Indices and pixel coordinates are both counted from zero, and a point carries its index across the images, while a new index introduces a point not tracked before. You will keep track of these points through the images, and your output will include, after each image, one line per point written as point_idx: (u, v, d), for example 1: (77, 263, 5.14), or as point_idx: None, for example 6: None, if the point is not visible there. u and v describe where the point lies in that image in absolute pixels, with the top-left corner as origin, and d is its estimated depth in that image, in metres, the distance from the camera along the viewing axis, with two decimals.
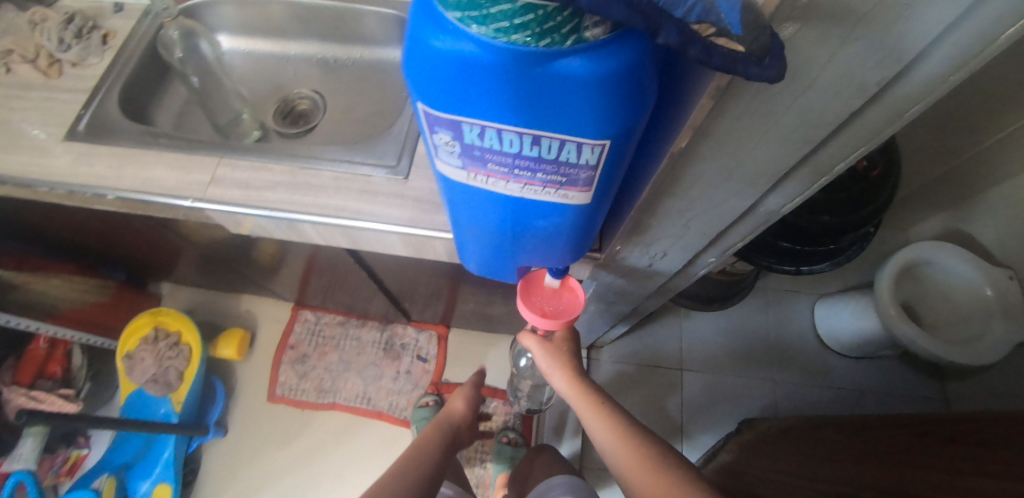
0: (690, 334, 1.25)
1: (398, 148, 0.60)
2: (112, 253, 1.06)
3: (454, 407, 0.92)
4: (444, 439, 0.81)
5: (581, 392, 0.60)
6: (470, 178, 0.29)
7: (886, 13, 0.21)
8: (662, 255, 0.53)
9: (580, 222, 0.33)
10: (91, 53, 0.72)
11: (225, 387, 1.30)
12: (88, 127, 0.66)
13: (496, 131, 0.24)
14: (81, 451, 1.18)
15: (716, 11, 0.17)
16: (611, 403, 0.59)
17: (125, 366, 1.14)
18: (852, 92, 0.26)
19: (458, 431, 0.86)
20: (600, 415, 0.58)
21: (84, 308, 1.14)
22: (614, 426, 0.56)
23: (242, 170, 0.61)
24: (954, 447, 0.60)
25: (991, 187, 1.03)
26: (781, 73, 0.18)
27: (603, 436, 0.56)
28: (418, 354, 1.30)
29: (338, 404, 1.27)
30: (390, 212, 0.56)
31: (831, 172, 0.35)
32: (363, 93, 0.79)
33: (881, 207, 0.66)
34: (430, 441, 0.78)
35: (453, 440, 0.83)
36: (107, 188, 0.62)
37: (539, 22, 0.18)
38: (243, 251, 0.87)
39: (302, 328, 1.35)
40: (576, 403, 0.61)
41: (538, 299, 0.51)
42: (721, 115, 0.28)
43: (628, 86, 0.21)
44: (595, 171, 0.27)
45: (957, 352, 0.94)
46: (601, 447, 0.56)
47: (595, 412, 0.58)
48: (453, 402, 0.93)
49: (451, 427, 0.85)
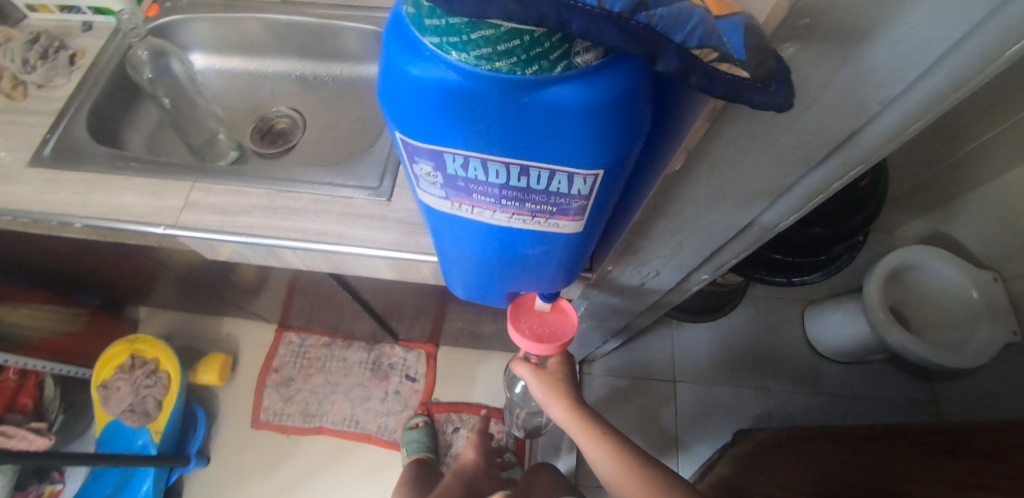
0: (682, 344, 1.24)
1: (381, 169, 0.58)
2: (84, 280, 1.01)
3: (466, 457, 1.03)
4: (462, 492, 0.93)
5: (580, 422, 0.58)
6: (454, 207, 0.28)
7: (889, 34, 0.20)
8: (654, 274, 0.52)
9: (572, 249, 0.31)
10: (58, 74, 0.69)
11: (206, 414, 1.25)
12: (54, 152, 0.63)
13: (481, 162, 0.22)
14: (55, 485, 1.11)
15: (718, 34, 0.15)
16: (611, 431, 0.57)
17: (99, 397, 1.09)
18: (851, 112, 0.25)
19: (474, 480, 0.97)
20: (601, 445, 0.55)
21: (57, 338, 1.09)
22: (617, 458, 0.54)
23: (217, 194, 0.59)
24: (953, 458, 0.59)
25: (972, 191, 1.04)
26: (788, 100, 0.16)
27: (607, 469, 0.54)
28: (407, 373, 1.27)
29: (325, 428, 1.23)
30: (373, 235, 0.54)
31: (828, 190, 0.33)
32: (343, 110, 0.77)
33: (870, 217, 0.65)
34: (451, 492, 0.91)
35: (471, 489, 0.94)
36: (73, 216, 0.58)
37: (525, 49, 0.17)
38: (221, 273, 0.84)
39: (287, 350, 1.31)
40: (576, 434, 0.58)
41: (530, 322, 0.49)
42: (717, 137, 0.27)
43: (622, 113, 0.19)
44: (588, 200, 0.25)
45: (948, 356, 0.94)
46: (606, 480, 0.54)
47: (595, 442, 0.56)
48: (466, 453, 1.04)
49: (467, 476, 0.97)
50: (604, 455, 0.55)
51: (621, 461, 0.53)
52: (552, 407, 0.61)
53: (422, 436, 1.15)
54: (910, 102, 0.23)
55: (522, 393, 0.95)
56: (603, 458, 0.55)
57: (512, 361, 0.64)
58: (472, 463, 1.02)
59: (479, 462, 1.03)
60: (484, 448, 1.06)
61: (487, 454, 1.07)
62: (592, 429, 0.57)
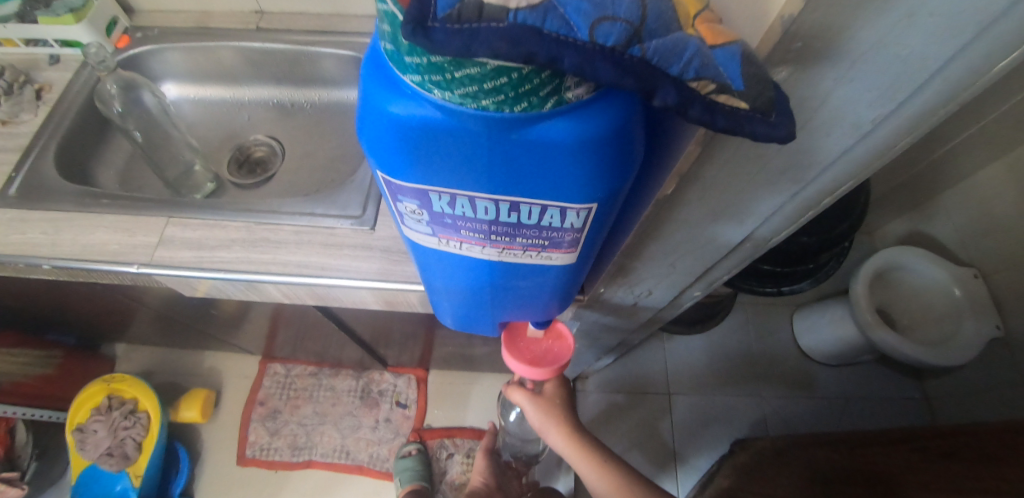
0: (675, 354, 1.23)
1: (363, 197, 0.56)
2: (56, 320, 0.96)
3: (474, 481, 1.02)
4: None
5: (579, 449, 0.56)
6: (441, 243, 0.27)
7: (883, 55, 0.19)
8: (647, 293, 0.51)
9: (565, 280, 0.30)
10: (24, 109, 0.67)
11: (189, 453, 1.19)
12: (20, 191, 0.60)
13: (468, 199, 0.21)
14: None
15: (715, 66, 0.15)
16: (614, 458, 0.55)
17: (75, 441, 1.03)
18: (845, 130, 0.24)
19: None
20: (605, 475, 0.53)
21: (26, 382, 1.02)
22: (622, 488, 0.52)
23: (193, 228, 0.56)
24: (952, 462, 0.58)
25: (948, 190, 1.07)
26: (790, 131, 0.16)
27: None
28: (397, 400, 1.23)
29: (315, 461, 1.18)
30: (358, 265, 0.52)
31: (819, 205, 0.32)
32: (323, 137, 0.75)
33: (856, 224, 0.66)
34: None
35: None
36: (40, 257, 0.55)
37: (513, 86, 0.16)
38: (201, 306, 0.81)
39: (272, 381, 1.26)
40: (576, 462, 0.56)
41: (526, 348, 0.47)
42: (709, 160, 0.26)
43: (616, 146, 0.19)
44: (581, 233, 0.24)
45: (937, 354, 0.95)
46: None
47: (599, 471, 0.54)
48: (474, 476, 1.03)
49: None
50: (609, 485, 0.53)
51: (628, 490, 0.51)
52: (550, 435, 0.59)
53: (416, 465, 1.12)
54: (899, 120, 0.23)
55: (518, 422, 0.92)
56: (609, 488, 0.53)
57: (507, 388, 0.62)
58: (482, 485, 1.00)
59: (490, 483, 1.01)
60: (494, 467, 1.04)
61: (498, 472, 1.05)
62: (593, 457, 0.55)
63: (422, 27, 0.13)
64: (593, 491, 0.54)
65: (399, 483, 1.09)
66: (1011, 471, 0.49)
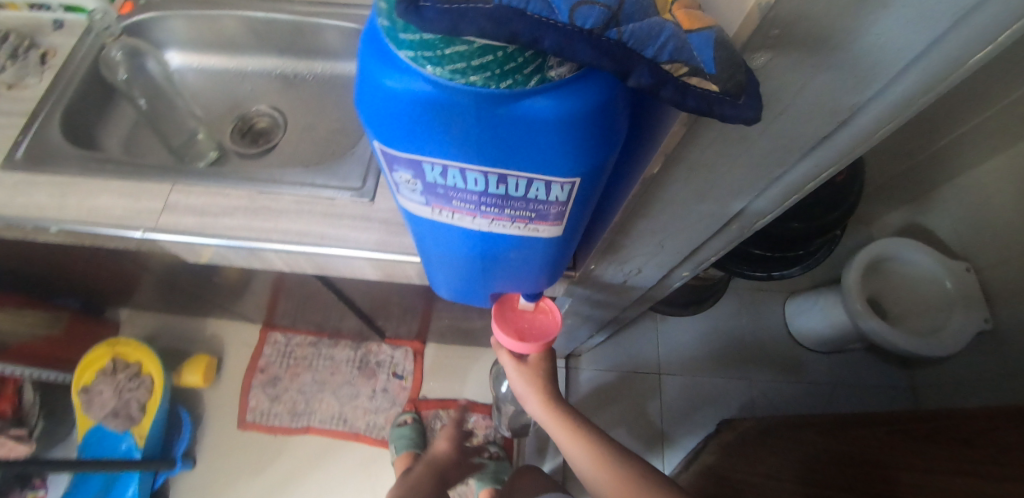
0: (667, 337, 1.26)
1: (363, 169, 0.57)
2: (62, 284, 0.98)
3: (438, 447, 1.01)
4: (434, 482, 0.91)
5: (556, 416, 0.58)
6: (434, 213, 0.28)
7: (859, 43, 0.20)
8: (637, 271, 0.53)
9: (554, 252, 0.32)
10: (30, 74, 0.67)
11: (192, 416, 1.23)
12: (27, 155, 0.61)
13: (459, 170, 0.23)
14: (35, 493, 1.09)
15: (688, 49, 0.16)
16: (589, 426, 0.57)
17: (81, 402, 1.06)
18: (825, 115, 0.25)
19: (446, 472, 0.96)
20: (578, 441, 0.56)
21: (34, 342, 1.06)
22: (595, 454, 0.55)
23: (196, 195, 0.58)
24: (927, 445, 0.61)
25: (947, 183, 1.07)
26: (758, 114, 0.17)
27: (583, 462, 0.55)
28: (394, 371, 1.27)
29: (313, 428, 1.22)
30: (357, 236, 0.54)
31: (803, 190, 0.35)
32: (324, 109, 0.76)
33: (847, 212, 0.68)
34: (423, 480, 0.90)
35: (442, 482, 0.93)
36: (48, 220, 0.57)
37: (499, 63, 0.17)
38: (204, 274, 0.83)
39: (272, 350, 1.30)
40: (551, 427, 0.59)
41: (513, 320, 0.49)
42: (693, 142, 0.27)
43: (598, 123, 0.20)
44: (566, 206, 0.25)
45: (924, 344, 0.97)
46: (582, 474, 0.56)
47: (572, 438, 0.56)
48: (439, 442, 1.02)
49: (437, 467, 0.95)
50: (582, 451, 0.55)
51: (599, 457, 0.54)
52: (529, 399, 0.61)
53: (412, 432, 1.15)
54: (881, 105, 0.25)
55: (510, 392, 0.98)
56: (579, 453, 0.56)
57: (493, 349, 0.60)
58: (444, 454, 0.99)
59: (451, 455, 1.01)
60: (458, 442, 1.04)
61: (460, 449, 1.05)
62: (569, 424, 0.57)
63: (415, 7, 0.15)
64: (564, 452, 0.58)
65: (394, 450, 1.13)
66: (986, 458, 0.52)
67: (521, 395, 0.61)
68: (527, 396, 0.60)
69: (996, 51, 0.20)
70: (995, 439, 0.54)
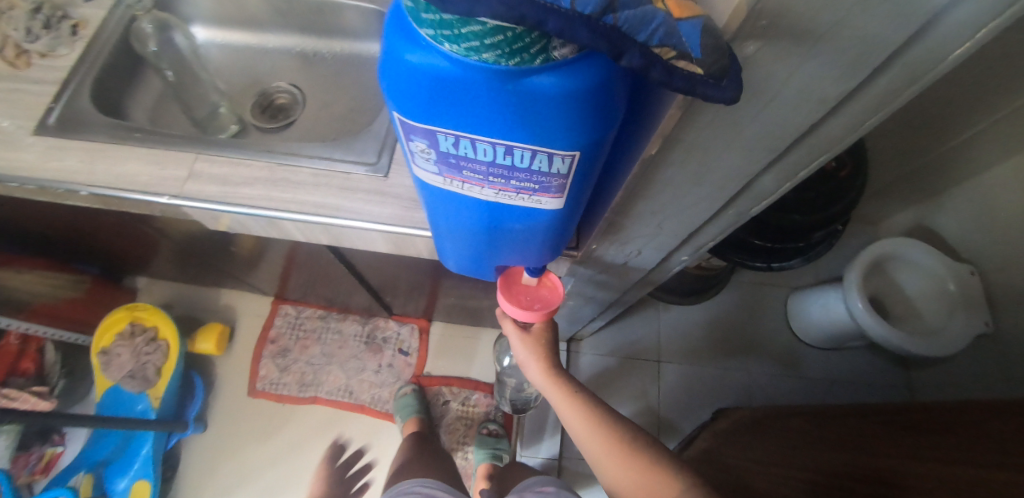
0: (667, 327, 1.28)
1: (379, 145, 0.60)
2: (84, 248, 1.02)
3: None
4: None
5: (555, 383, 0.61)
6: (446, 183, 0.30)
7: (841, 35, 0.22)
8: (637, 253, 0.55)
9: (556, 225, 0.34)
10: (62, 44, 0.69)
11: (205, 382, 1.28)
12: (59, 121, 0.64)
13: (471, 141, 0.25)
14: (56, 448, 1.14)
15: (677, 35, 0.18)
16: (586, 393, 0.60)
17: (100, 363, 1.12)
18: (814, 104, 0.27)
19: None
20: (574, 406, 0.59)
21: (57, 304, 1.10)
22: (591, 418, 0.58)
23: (219, 165, 0.61)
24: (914, 436, 0.63)
25: (956, 186, 1.07)
26: (737, 94, 0.19)
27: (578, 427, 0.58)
28: (400, 347, 1.31)
29: (320, 398, 1.27)
30: (372, 209, 0.56)
31: (796, 176, 0.37)
32: (342, 87, 0.78)
33: (849, 206, 0.69)
34: None
35: None
36: (79, 184, 0.60)
37: (508, 43, 0.19)
38: (222, 244, 0.87)
39: (283, 321, 1.34)
40: (550, 393, 0.62)
41: (518, 293, 0.52)
42: (689, 125, 0.29)
43: (597, 101, 0.22)
44: (567, 179, 0.28)
45: (926, 345, 0.97)
46: (575, 436, 0.59)
47: (569, 403, 0.59)
48: None
49: None
50: (577, 416, 0.58)
51: (594, 421, 0.57)
52: (530, 367, 0.64)
53: (415, 401, 1.21)
54: (869, 96, 0.27)
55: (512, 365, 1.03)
56: (575, 416, 0.59)
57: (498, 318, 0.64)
58: None
59: None
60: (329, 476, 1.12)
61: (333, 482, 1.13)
62: (567, 391, 0.60)
63: None
64: (561, 417, 0.61)
65: (400, 419, 1.18)
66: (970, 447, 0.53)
67: (523, 362, 0.64)
68: (529, 363, 0.63)
69: (972, 48, 0.23)
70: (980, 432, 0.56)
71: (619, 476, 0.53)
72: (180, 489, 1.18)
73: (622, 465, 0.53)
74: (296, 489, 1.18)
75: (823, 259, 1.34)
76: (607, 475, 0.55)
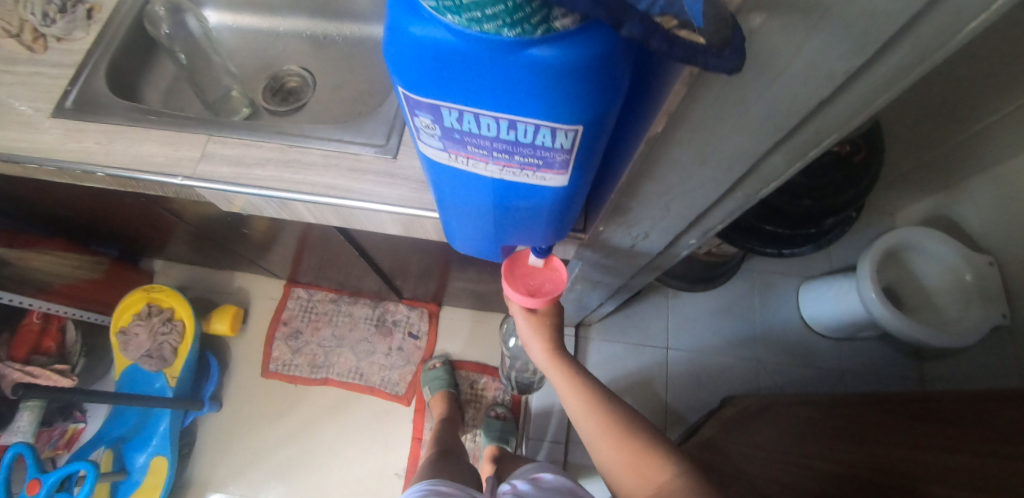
0: (675, 314, 1.28)
1: (388, 127, 0.60)
2: (102, 229, 1.04)
3: None
4: None
5: (557, 364, 0.61)
6: (451, 159, 0.31)
7: (850, 6, 0.22)
8: (644, 236, 0.55)
9: (560, 202, 0.34)
10: (77, 27, 0.71)
11: (219, 362, 1.32)
12: (76, 104, 0.65)
13: (474, 116, 0.26)
14: (78, 425, 1.18)
15: (679, 5, 0.18)
16: (587, 375, 0.61)
17: (119, 342, 1.14)
18: (822, 79, 0.27)
19: None
20: (574, 387, 0.60)
21: (77, 284, 1.12)
22: (590, 401, 0.58)
23: (232, 146, 0.62)
24: (919, 423, 0.62)
25: (976, 174, 1.05)
26: (738, 65, 0.19)
27: (577, 408, 0.59)
28: (410, 330, 1.33)
29: (331, 379, 1.30)
30: (381, 190, 0.57)
31: (806, 156, 0.37)
32: (353, 71, 0.78)
33: (863, 192, 0.68)
34: None
35: None
36: (96, 165, 0.62)
37: (509, 13, 0.19)
38: (236, 227, 0.88)
39: (295, 304, 1.37)
40: (551, 372, 0.62)
41: (523, 276, 0.53)
42: (695, 102, 0.29)
43: (599, 72, 0.22)
44: (570, 154, 0.28)
45: (943, 336, 0.95)
46: (573, 416, 0.60)
47: (570, 385, 0.60)
48: None
49: None
50: (577, 398, 0.59)
51: (593, 404, 0.58)
52: (533, 346, 0.64)
53: (444, 374, 1.23)
54: (880, 72, 0.26)
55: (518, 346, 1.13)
56: (574, 398, 0.59)
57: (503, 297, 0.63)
58: None
59: None
60: None
61: None
62: (569, 372, 0.61)
63: None
64: (560, 395, 0.62)
65: (429, 391, 1.21)
66: (977, 434, 0.53)
67: (526, 340, 0.64)
68: (532, 343, 0.63)
69: (989, 19, 0.22)
70: (990, 420, 0.55)
71: (612, 458, 0.54)
72: (196, 465, 1.22)
73: (615, 448, 0.54)
74: (308, 466, 1.22)
75: (836, 249, 1.32)
76: (601, 456, 0.56)
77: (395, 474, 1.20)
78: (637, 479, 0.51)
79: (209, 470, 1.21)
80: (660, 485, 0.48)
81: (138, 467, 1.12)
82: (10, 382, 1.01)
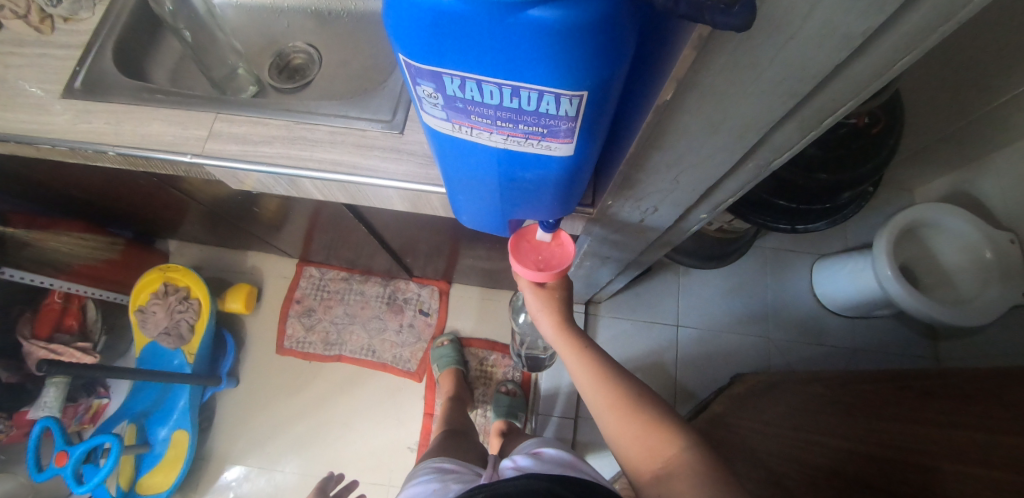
0: (686, 292, 1.28)
1: (394, 103, 0.60)
2: (116, 210, 1.06)
3: None
4: None
5: (566, 337, 0.62)
6: (454, 129, 0.31)
7: None
8: (653, 211, 0.54)
9: (566, 175, 0.34)
10: (82, 7, 0.70)
11: (236, 339, 1.35)
12: (84, 85, 0.65)
13: (476, 82, 0.25)
14: (102, 400, 1.23)
15: None
16: (595, 348, 0.61)
17: (137, 320, 1.17)
18: (839, 42, 0.25)
19: None
20: (583, 360, 0.60)
21: (96, 265, 1.14)
22: (599, 373, 0.59)
23: (239, 124, 0.61)
24: (929, 400, 0.62)
25: (1000, 149, 1.01)
26: (748, 22, 0.18)
27: (584, 380, 0.60)
28: (421, 308, 1.35)
29: (345, 356, 1.32)
30: (388, 167, 0.57)
31: (821, 125, 0.36)
32: (359, 46, 0.78)
33: (881, 165, 0.66)
34: None
35: None
36: (106, 144, 0.62)
37: None
38: (246, 206, 0.89)
39: (308, 283, 1.39)
40: (561, 345, 0.63)
41: (531, 251, 0.53)
42: (705, 66, 0.28)
43: (603, 34, 0.21)
44: (575, 122, 0.27)
45: (959, 315, 0.93)
46: (581, 389, 0.60)
47: (579, 357, 0.61)
48: None
49: None
50: (585, 371, 0.60)
51: (600, 376, 0.58)
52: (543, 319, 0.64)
53: (452, 351, 1.24)
54: (901, 33, 0.25)
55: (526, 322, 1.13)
56: (581, 370, 0.60)
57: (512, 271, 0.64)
58: None
59: None
60: None
61: None
62: (577, 345, 0.61)
63: None
64: (568, 368, 0.62)
65: (437, 367, 1.23)
66: (986, 411, 0.53)
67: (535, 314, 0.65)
68: (541, 316, 0.64)
69: None
70: (1003, 394, 0.54)
71: (620, 431, 0.54)
72: (216, 439, 1.26)
73: (623, 421, 0.54)
74: (323, 440, 1.25)
75: (851, 225, 1.29)
76: (608, 428, 0.56)
77: (408, 448, 1.23)
78: (644, 451, 0.51)
79: (228, 444, 1.26)
80: (667, 459, 0.49)
81: (160, 441, 1.17)
82: (35, 360, 1.06)
